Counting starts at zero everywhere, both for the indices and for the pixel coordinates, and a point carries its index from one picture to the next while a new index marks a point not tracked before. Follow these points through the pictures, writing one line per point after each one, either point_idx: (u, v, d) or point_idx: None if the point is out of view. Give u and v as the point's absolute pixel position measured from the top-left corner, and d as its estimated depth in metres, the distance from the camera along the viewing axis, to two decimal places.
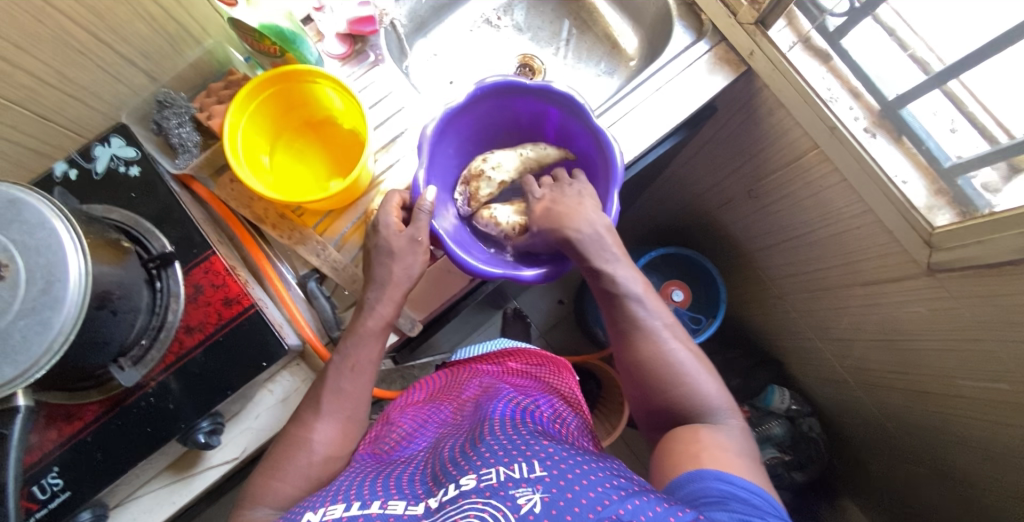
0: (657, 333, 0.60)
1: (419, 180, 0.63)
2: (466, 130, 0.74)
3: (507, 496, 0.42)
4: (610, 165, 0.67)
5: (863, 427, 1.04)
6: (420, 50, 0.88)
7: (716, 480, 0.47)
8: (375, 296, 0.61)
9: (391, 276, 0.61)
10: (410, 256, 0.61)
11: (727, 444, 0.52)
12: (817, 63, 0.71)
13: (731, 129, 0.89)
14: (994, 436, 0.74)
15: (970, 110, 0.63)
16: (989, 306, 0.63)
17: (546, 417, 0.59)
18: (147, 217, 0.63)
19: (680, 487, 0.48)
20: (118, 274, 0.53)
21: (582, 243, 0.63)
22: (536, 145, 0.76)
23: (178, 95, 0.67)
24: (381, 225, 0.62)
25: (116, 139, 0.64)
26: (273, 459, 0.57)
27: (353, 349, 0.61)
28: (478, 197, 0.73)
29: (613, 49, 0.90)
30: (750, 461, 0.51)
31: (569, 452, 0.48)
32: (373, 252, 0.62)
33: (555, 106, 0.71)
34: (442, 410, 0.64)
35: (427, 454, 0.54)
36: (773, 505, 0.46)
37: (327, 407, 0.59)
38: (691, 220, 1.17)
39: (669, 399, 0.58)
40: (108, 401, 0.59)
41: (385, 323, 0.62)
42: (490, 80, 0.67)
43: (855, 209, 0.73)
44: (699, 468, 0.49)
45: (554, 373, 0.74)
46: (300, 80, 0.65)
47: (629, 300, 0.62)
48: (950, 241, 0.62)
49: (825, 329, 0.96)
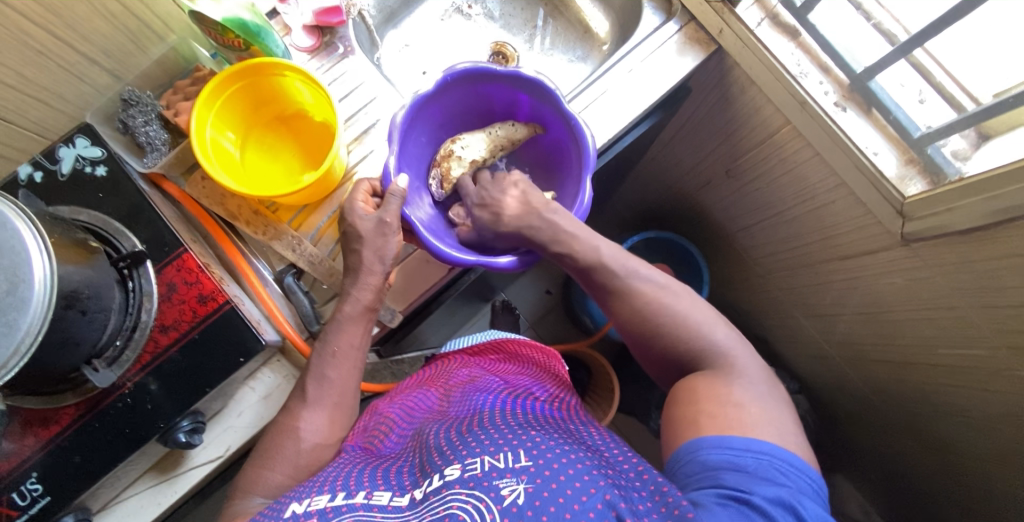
0: (638, 297, 0.60)
1: (389, 168, 0.63)
2: (438, 117, 0.74)
3: (490, 487, 0.41)
4: (581, 147, 0.67)
5: (849, 402, 1.05)
6: (392, 41, 0.88)
7: (714, 449, 0.47)
8: (351, 282, 0.62)
9: (363, 261, 0.61)
10: (380, 240, 0.61)
11: (726, 395, 0.52)
12: (786, 39, 0.71)
13: (707, 110, 0.89)
14: (974, 402, 0.75)
15: (937, 79, 0.65)
16: (962, 273, 0.63)
17: (539, 404, 0.59)
18: (116, 216, 0.62)
19: (681, 457, 0.49)
20: (85, 274, 0.53)
21: (535, 234, 0.64)
22: (504, 123, 0.75)
23: (144, 93, 0.66)
24: (349, 212, 0.61)
25: (81, 139, 0.63)
26: (265, 450, 0.57)
27: (335, 336, 0.60)
28: (449, 178, 0.74)
29: (586, 34, 0.90)
30: (753, 411, 0.50)
31: (557, 442, 0.47)
32: (345, 239, 0.62)
33: (527, 92, 0.71)
34: (428, 397, 0.64)
35: (415, 445, 0.53)
36: (773, 467, 0.46)
37: (312, 394, 0.59)
38: (673, 204, 1.17)
39: (668, 356, 0.58)
40: (85, 404, 0.59)
41: (365, 308, 0.62)
42: (459, 66, 0.67)
43: (829, 183, 0.74)
44: (698, 436, 0.49)
45: (546, 361, 0.73)
46: (268, 73, 0.65)
47: (602, 272, 0.62)
48: (922, 209, 0.62)
49: (808, 305, 0.97)
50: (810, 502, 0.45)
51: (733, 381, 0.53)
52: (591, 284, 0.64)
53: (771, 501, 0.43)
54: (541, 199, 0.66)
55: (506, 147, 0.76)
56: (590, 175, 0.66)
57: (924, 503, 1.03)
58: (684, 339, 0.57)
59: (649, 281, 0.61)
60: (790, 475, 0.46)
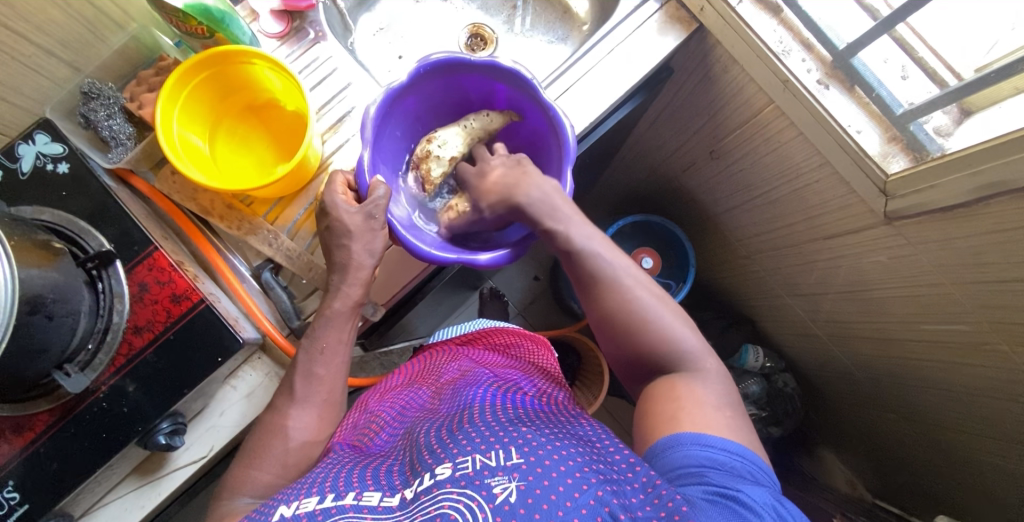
0: (622, 288, 0.59)
1: (364, 166, 0.60)
2: (414, 109, 0.72)
3: (482, 486, 0.41)
4: (562, 140, 0.65)
5: (834, 379, 1.07)
6: (366, 25, 0.85)
7: (694, 445, 0.47)
8: (340, 279, 0.60)
9: (352, 257, 0.60)
10: (369, 235, 0.60)
11: (704, 397, 0.52)
12: (768, 15, 0.69)
13: (689, 90, 0.88)
14: (956, 376, 0.77)
15: (919, 55, 0.65)
16: (944, 250, 0.64)
17: (528, 398, 0.58)
18: (82, 215, 0.60)
19: (658, 454, 0.49)
20: (50, 277, 0.51)
21: (531, 206, 0.62)
22: (479, 114, 0.73)
23: (106, 85, 0.63)
24: (331, 206, 0.59)
25: (41, 135, 0.60)
26: (252, 449, 0.55)
27: (323, 332, 0.59)
28: (430, 180, 0.73)
29: (566, 14, 0.88)
30: (728, 414, 0.51)
31: (548, 437, 0.47)
32: (329, 234, 0.60)
33: (504, 82, 0.69)
34: (420, 395, 0.63)
35: (405, 444, 0.52)
36: (750, 465, 0.47)
37: (300, 392, 0.57)
38: (658, 186, 1.16)
39: (643, 355, 0.57)
40: (58, 410, 0.57)
41: (354, 304, 0.61)
42: (433, 58, 0.64)
43: (813, 162, 0.73)
44: (677, 433, 0.49)
45: (534, 350, 0.73)
46: (235, 61, 0.62)
47: (587, 260, 0.60)
48: (905, 187, 0.62)
49: (793, 285, 0.97)
50: (785, 500, 0.46)
51: (708, 385, 0.54)
52: (575, 270, 0.61)
53: (755, 496, 0.44)
54: (537, 174, 0.64)
55: (483, 139, 0.74)
56: (571, 168, 0.65)
57: (907, 475, 1.06)
58: (663, 338, 0.57)
59: (634, 277, 0.60)
60: (761, 475, 0.47)
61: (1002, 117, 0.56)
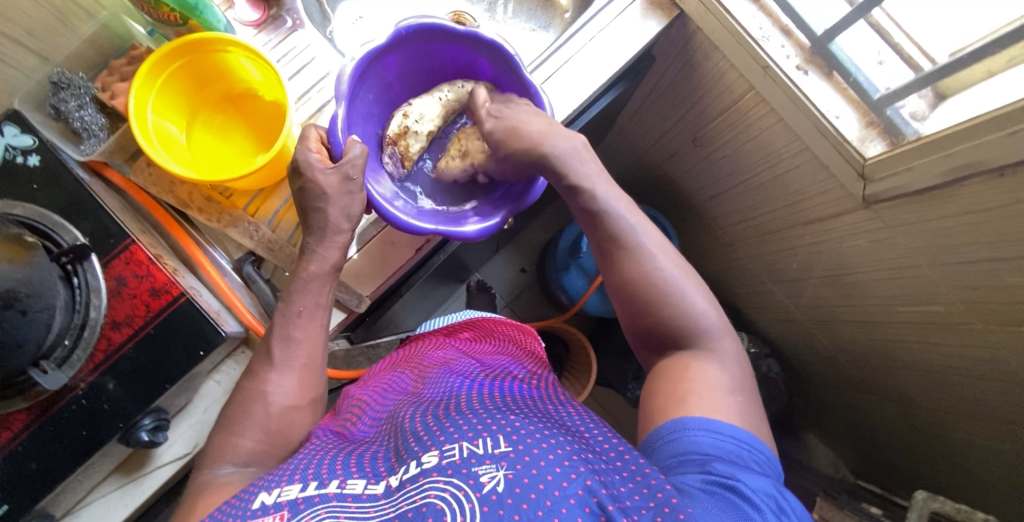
0: (646, 256, 0.60)
1: (337, 126, 0.60)
2: (389, 75, 0.71)
3: (469, 474, 0.41)
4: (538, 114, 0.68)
5: (816, 363, 1.09)
6: (345, 13, 0.84)
7: (701, 431, 0.48)
8: (317, 241, 0.60)
9: (328, 220, 0.59)
10: (345, 198, 0.60)
11: (716, 378, 0.53)
12: (748, 2, 0.70)
13: (671, 77, 0.88)
14: (934, 356, 0.78)
15: (896, 40, 0.66)
16: (921, 232, 0.65)
17: (515, 384, 0.58)
18: (55, 209, 0.59)
19: (666, 433, 0.50)
20: (22, 273, 0.49)
21: (556, 158, 0.62)
22: (452, 84, 0.73)
23: (75, 75, 0.61)
24: (304, 165, 0.58)
25: (9, 127, 0.58)
26: (232, 416, 0.54)
27: (299, 296, 0.59)
28: (409, 156, 0.73)
29: (547, 1, 0.86)
30: (737, 400, 0.52)
31: (535, 425, 0.47)
32: (303, 196, 0.60)
33: (483, 55, 0.70)
34: (403, 378, 0.63)
35: (389, 430, 0.52)
36: (754, 458, 0.47)
37: (279, 356, 0.57)
38: (642, 175, 1.17)
39: (657, 325, 0.58)
40: (36, 407, 0.56)
41: (333, 266, 0.61)
42: (405, 24, 0.64)
43: (793, 147, 0.74)
44: (686, 415, 0.50)
45: (520, 337, 0.74)
46: (211, 50, 0.61)
47: (613, 221, 0.61)
48: (882, 170, 0.63)
49: (776, 271, 0.99)
50: (786, 493, 0.47)
51: (720, 365, 0.55)
52: (597, 233, 0.62)
53: (756, 487, 0.45)
54: (565, 130, 0.64)
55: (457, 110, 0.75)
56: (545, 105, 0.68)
57: (888, 455, 1.08)
58: (684, 312, 0.58)
59: (657, 247, 0.61)
60: (765, 466, 0.48)
61: (976, 98, 0.57)
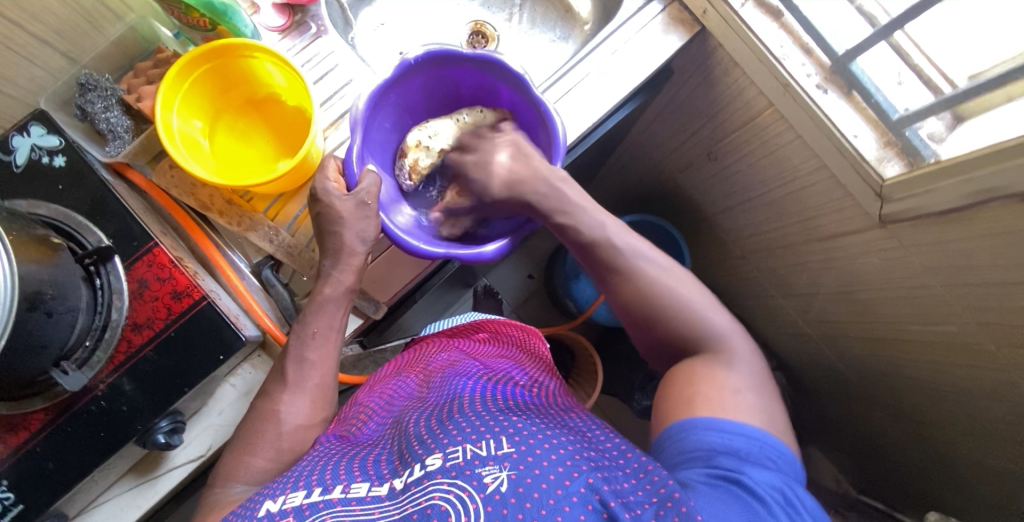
0: (639, 275, 0.59)
1: (354, 155, 0.61)
2: (407, 99, 0.71)
3: (473, 476, 0.41)
4: (551, 135, 0.66)
5: (824, 377, 1.09)
6: (366, 20, 0.84)
7: (709, 430, 0.48)
8: (332, 264, 0.60)
9: (344, 243, 0.60)
10: (360, 222, 0.60)
11: (726, 381, 0.53)
12: (769, 20, 0.70)
13: (688, 91, 0.89)
14: (945, 376, 0.78)
15: (916, 62, 0.67)
16: (938, 254, 0.65)
17: (519, 388, 0.59)
18: (79, 210, 0.59)
19: (673, 434, 0.50)
20: (49, 273, 0.49)
21: (541, 204, 0.64)
22: (472, 108, 0.73)
23: (103, 76, 0.61)
24: (322, 193, 0.60)
25: (36, 127, 0.59)
26: (245, 435, 0.55)
27: (313, 318, 0.59)
28: (416, 170, 0.72)
29: (567, 13, 0.87)
30: (747, 398, 0.51)
31: (537, 427, 0.47)
32: (319, 221, 0.60)
33: (501, 79, 0.69)
34: (408, 383, 0.63)
35: (393, 433, 0.52)
36: (763, 452, 0.47)
37: (292, 376, 0.57)
38: (654, 185, 1.17)
39: (667, 338, 0.59)
40: (55, 407, 0.56)
41: (347, 289, 0.61)
42: (425, 49, 0.65)
43: (810, 165, 0.74)
44: (693, 416, 0.50)
45: (525, 339, 0.74)
46: (236, 54, 0.61)
47: (604, 248, 0.61)
48: (900, 192, 0.63)
49: (786, 285, 0.99)
50: (797, 489, 0.46)
51: (731, 368, 0.54)
52: (590, 261, 0.63)
53: (764, 482, 0.45)
54: (544, 166, 0.65)
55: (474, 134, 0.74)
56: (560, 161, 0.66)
57: (894, 472, 1.08)
58: (689, 322, 0.58)
59: (651, 263, 0.60)
60: (777, 460, 0.47)
61: (993, 124, 0.58)
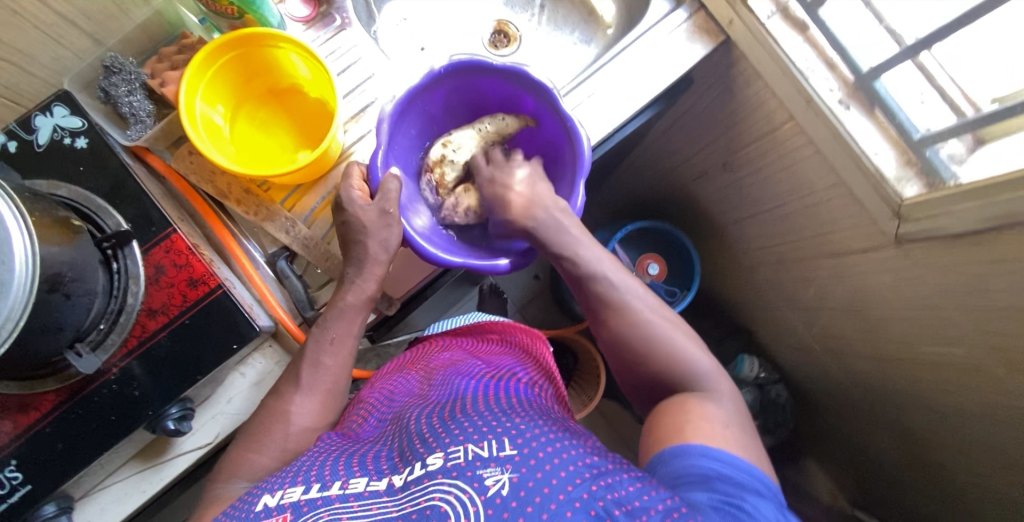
0: (630, 311, 0.61)
1: (377, 162, 0.61)
2: (431, 108, 0.71)
3: (474, 477, 0.41)
4: (577, 151, 0.65)
5: (826, 392, 1.09)
6: (389, 14, 0.84)
7: (702, 456, 0.47)
8: (355, 272, 0.61)
9: (368, 252, 0.60)
10: (384, 231, 0.60)
11: (714, 414, 0.52)
12: (794, 33, 0.70)
13: (708, 100, 0.89)
14: (950, 397, 0.78)
15: (939, 82, 0.66)
16: (953, 276, 0.65)
17: (520, 386, 0.59)
18: (99, 193, 0.59)
19: (666, 458, 0.49)
20: (69, 255, 0.49)
21: (538, 230, 0.64)
22: (494, 117, 0.73)
23: (128, 60, 0.61)
24: (347, 201, 0.60)
25: (59, 108, 0.59)
26: (252, 430, 0.55)
27: (334, 323, 0.60)
28: (444, 185, 0.73)
29: (590, 16, 0.86)
30: (737, 431, 0.51)
31: (539, 427, 0.47)
32: (345, 229, 0.61)
33: (526, 90, 0.69)
34: (409, 380, 0.63)
35: (394, 429, 0.52)
36: (756, 480, 0.46)
37: (306, 379, 0.58)
38: (667, 192, 1.17)
39: (652, 378, 0.59)
40: (67, 389, 0.56)
41: (368, 298, 0.61)
42: (456, 59, 0.65)
43: (827, 181, 0.75)
44: (685, 442, 0.49)
45: (529, 341, 0.71)
46: (261, 44, 0.61)
47: (600, 281, 0.63)
48: (919, 212, 0.63)
49: (794, 299, 0.99)
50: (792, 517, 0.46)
51: (719, 404, 0.54)
52: (584, 294, 0.64)
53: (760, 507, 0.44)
54: (549, 197, 0.66)
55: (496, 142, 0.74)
56: (583, 180, 0.66)
57: (891, 490, 1.08)
58: (676, 360, 0.58)
59: (642, 300, 0.62)
60: (771, 490, 0.47)
61: (1015, 149, 0.57)
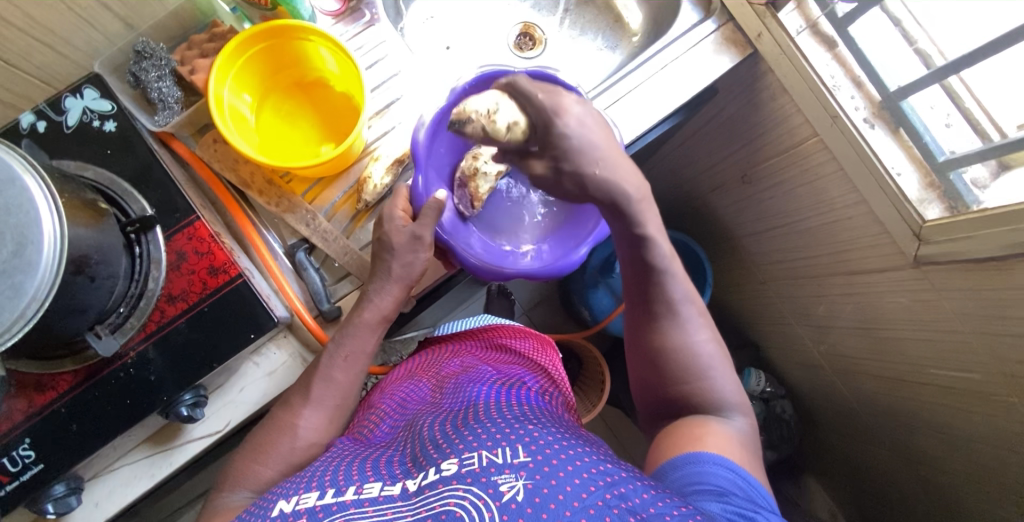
0: (681, 319, 0.59)
1: (421, 187, 0.61)
2: (458, 123, 0.70)
3: (488, 483, 0.41)
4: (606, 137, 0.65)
5: (832, 410, 1.08)
6: (417, 12, 0.84)
7: (715, 464, 0.48)
8: (376, 289, 0.60)
9: (392, 273, 0.59)
10: (410, 255, 0.59)
11: (735, 438, 0.53)
12: (824, 49, 0.70)
13: (730, 112, 0.89)
14: (960, 422, 0.78)
15: (966, 106, 0.66)
16: (972, 301, 0.64)
17: (531, 395, 0.58)
18: (125, 177, 0.59)
19: (677, 465, 0.49)
20: (95, 238, 0.50)
21: (631, 208, 0.55)
22: None
23: (158, 45, 0.61)
24: (388, 219, 0.60)
25: (89, 91, 0.59)
26: (257, 442, 0.56)
27: (349, 341, 0.59)
28: (478, 197, 0.69)
29: (617, 23, 0.87)
30: (752, 459, 0.52)
31: (553, 436, 0.47)
32: (378, 246, 0.60)
33: None
34: (420, 387, 0.62)
35: (406, 436, 0.52)
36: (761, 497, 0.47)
37: (316, 393, 0.57)
38: (684, 201, 1.17)
39: (678, 382, 0.58)
40: (83, 371, 0.56)
41: (383, 317, 0.60)
42: (486, 72, 0.63)
43: (848, 199, 0.74)
44: (699, 449, 0.50)
45: (538, 348, 0.72)
46: (292, 37, 0.61)
47: (664, 280, 0.59)
48: (940, 235, 0.63)
49: (806, 315, 0.98)
50: None
51: (739, 431, 0.54)
52: (636, 285, 0.60)
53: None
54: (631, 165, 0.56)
55: None
56: None
57: (894, 513, 1.07)
58: (709, 378, 0.57)
59: (695, 311, 0.60)
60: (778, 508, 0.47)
61: None
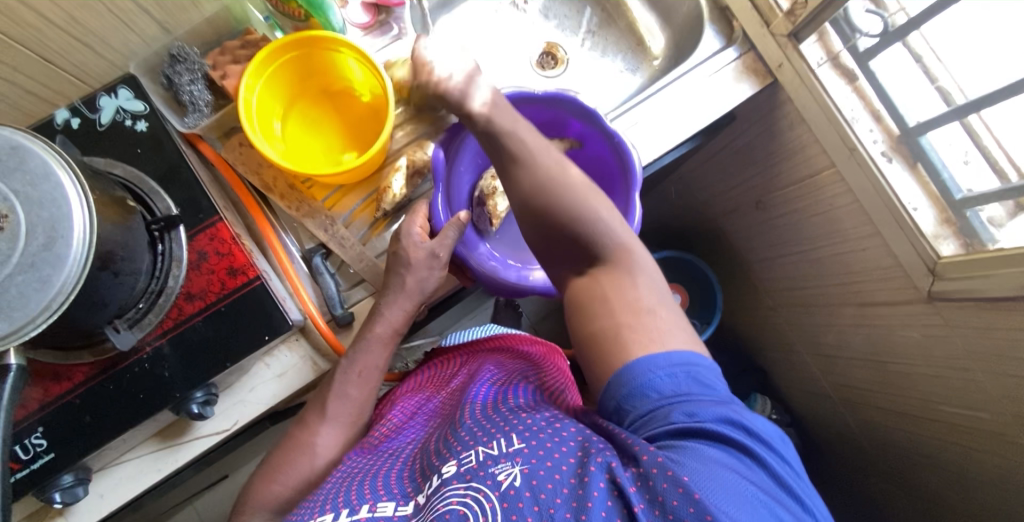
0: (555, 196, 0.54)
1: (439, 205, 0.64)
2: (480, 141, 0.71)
3: (487, 475, 0.41)
4: (624, 158, 0.66)
5: (838, 440, 1.07)
6: (443, 26, 0.86)
7: (660, 371, 0.44)
8: (390, 301, 0.61)
9: (406, 286, 0.60)
10: (426, 271, 0.61)
11: (637, 299, 0.49)
12: (844, 82, 0.71)
13: (747, 139, 0.89)
14: (968, 462, 0.77)
15: (984, 143, 0.64)
16: (986, 340, 0.63)
17: (530, 385, 0.59)
18: (152, 175, 0.61)
19: (621, 384, 0.45)
20: (121, 235, 0.51)
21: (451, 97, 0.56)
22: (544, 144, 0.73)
23: (192, 50, 0.63)
24: (406, 236, 0.61)
25: (124, 91, 0.61)
26: (274, 462, 0.59)
27: (361, 356, 0.60)
28: (495, 215, 0.70)
29: (638, 46, 0.88)
30: (662, 314, 0.48)
31: (547, 421, 0.47)
32: (393, 259, 0.62)
33: (572, 115, 0.70)
34: (430, 401, 0.63)
35: (415, 449, 0.53)
36: (710, 376, 0.44)
37: (332, 410, 0.59)
38: (697, 222, 1.17)
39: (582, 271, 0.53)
40: (99, 364, 0.58)
41: (394, 331, 0.61)
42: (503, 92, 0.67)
43: (862, 230, 0.74)
44: (629, 359, 0.45)
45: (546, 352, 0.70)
46: (322, 47, 0.63)
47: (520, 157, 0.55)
48: (956, 272, 0.62)
49: (816, 343, 0.98)
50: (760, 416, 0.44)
51: (640, 284, 0.50)
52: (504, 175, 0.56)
53: (731, 417, 0.41)
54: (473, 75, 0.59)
55: None
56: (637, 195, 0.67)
57: None
58: (597, 244, 0.52)
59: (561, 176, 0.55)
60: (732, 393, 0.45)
61: None
